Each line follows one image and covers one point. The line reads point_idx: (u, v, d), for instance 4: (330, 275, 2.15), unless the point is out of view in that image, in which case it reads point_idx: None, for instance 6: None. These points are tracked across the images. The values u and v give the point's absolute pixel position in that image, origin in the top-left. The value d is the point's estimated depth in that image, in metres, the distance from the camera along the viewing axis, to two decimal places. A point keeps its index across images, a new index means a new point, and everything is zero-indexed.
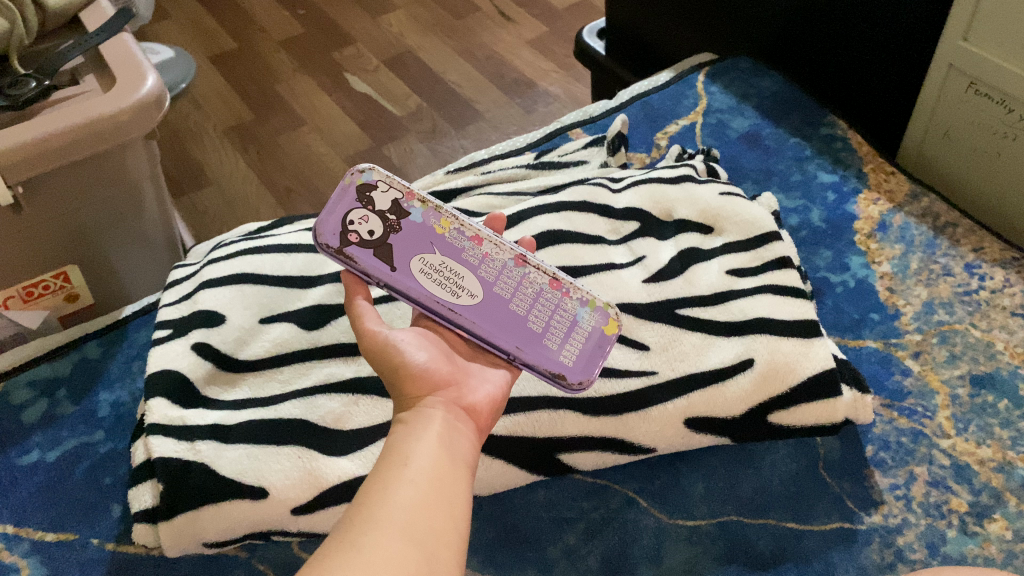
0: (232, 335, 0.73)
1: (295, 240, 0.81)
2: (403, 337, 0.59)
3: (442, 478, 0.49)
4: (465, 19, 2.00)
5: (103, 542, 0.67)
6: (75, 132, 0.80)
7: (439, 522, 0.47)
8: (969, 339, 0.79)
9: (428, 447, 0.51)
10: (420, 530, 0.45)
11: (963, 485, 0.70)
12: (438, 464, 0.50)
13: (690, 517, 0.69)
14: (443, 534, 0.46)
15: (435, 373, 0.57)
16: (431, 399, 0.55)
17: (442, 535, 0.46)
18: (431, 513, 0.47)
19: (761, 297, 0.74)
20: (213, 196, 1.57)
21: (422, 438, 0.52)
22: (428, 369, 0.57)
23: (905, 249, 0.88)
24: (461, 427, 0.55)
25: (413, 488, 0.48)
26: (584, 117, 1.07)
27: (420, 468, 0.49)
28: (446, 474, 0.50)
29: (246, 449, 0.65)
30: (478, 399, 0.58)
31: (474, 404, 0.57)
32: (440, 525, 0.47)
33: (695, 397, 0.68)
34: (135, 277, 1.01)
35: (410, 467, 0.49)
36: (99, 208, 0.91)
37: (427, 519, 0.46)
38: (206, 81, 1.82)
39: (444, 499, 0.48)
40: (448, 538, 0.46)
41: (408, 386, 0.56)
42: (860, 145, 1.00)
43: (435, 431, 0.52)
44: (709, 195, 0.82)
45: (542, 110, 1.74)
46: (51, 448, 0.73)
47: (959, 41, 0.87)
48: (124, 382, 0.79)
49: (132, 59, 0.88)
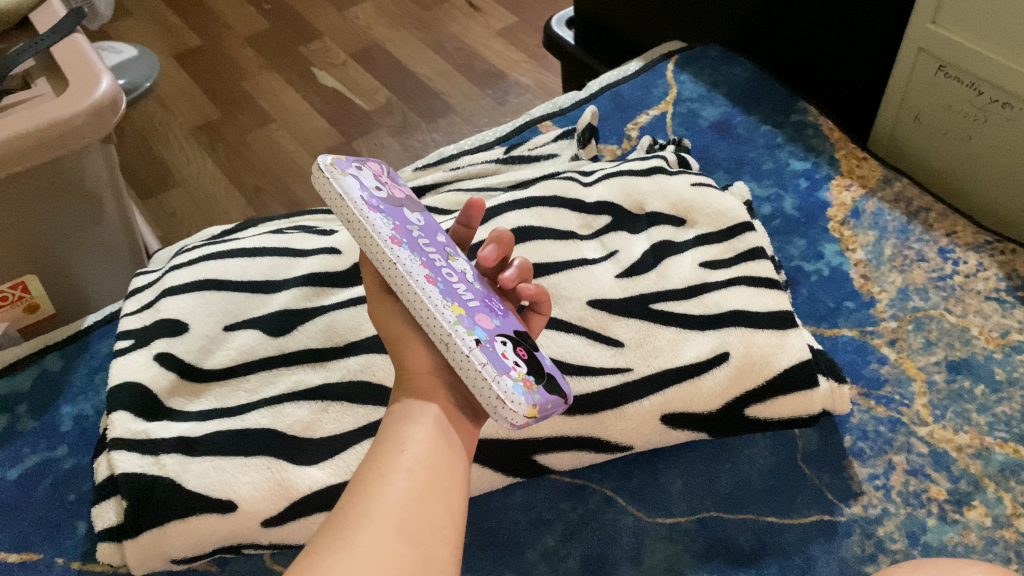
0: (196, 344, 0.71)
1: (258, 244, 0.79)
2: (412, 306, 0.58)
3: (438, 468, 0.48)
4: (433, 11, 1.97)
5: (68, 561, 0.65)
6: (28, 138, 0.77)
7: (434, 517, 0.45)
8: (945, 325, 0.79)
9: (424, 433, 0.50)
10: (416, 527, 0.44)
11: (941, 472, 0.69)
12: (434, 451, 0.49)
13: (669, 515, 0.68)
14: (440, 529, 0.45)
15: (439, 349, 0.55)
16: (433, 379, 0.54)
17: (438, 530, 0.45)
18: (427, 507, 0.46)
19: (734, 290, 0.73)
20: (181, 197, 1.54)
21: (418, 424, 0.50)
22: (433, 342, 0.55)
23: (878, 235, 0.87)
24: (455, 415, 0.53)
25: (408, 480, 0.46)
26: (554, 109, 1.05)
27: (416, 457, 0.48)
28: (443, 463, 0.49)
29: (213, 462, 0.63)
30: None
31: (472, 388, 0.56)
32: (437, 520, 0.45)
33: (671, 393, 0.67)
34: (98, 285, 0.99)
35: (406, 456, 0.48)
36: (56, 215, 0.88)
37: (423, 514, 0.45)
38: (170, 79, 1.79)
39: (440, 492, 0.47)
40: (445, 534, 0.45)
41: (410, 360, 0.54)
42: (832, 131, 0.99)
43: (431, 419, 0.51)
44: (681, 186, 0.81)
45: (513, 101, 1.72)
46: (12, 466, 0.71)
47: (928, 24, 0.87)
48: (88, 394, 0.76)
49: (86, 62, 0.85)
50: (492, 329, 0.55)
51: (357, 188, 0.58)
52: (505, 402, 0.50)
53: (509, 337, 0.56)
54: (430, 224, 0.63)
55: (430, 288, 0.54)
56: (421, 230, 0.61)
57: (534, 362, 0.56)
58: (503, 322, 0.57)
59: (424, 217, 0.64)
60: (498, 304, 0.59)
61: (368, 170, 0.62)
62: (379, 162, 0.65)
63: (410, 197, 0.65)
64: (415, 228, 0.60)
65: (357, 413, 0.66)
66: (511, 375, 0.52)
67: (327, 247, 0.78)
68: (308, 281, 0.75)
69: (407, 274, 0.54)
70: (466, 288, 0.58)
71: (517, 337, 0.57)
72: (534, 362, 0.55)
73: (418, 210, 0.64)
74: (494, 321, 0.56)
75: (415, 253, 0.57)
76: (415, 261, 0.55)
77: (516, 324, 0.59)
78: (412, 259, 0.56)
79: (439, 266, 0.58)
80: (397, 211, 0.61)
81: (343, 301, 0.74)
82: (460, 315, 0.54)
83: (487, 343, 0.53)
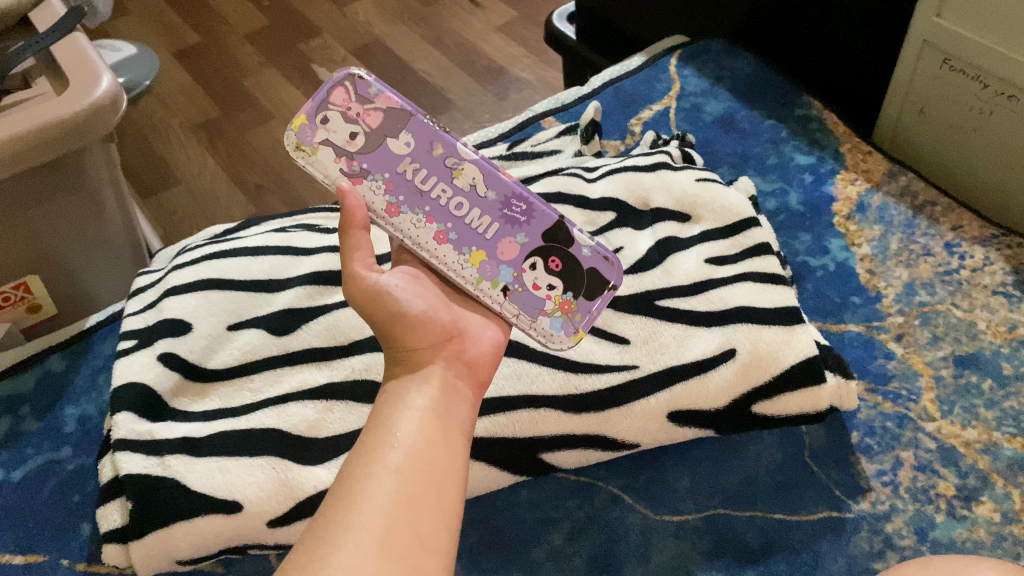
0: (199, 343, 0.70)
1: (262, 242, 0.78)
2: (393, 282, 0.57)
3: (429, 465, 0.47)
4: (434, 6, 1.96)
5: (73, 563, 0.65)
6: (30, 138, 0.77)
7: (422, 523, 0.44)
8: (951, 320, 0.78)
9: (417, 426, 0.49)
10: (400, 538, 0.43)
11: (950, 468, 0.69)
12: (426, 446, 0.48)
13: (676, 512, 0.68)
14: (428, 538, 0.44)
15: (436, 323, 0.56)
16: (432, 356, 0.55)
17: (426, 538, 0.44)
18: (414, 512, 0.44)
19: (740, 286, 0.72)
20: (181, 196, 1.53)
21: (411, 415, 0.50)
22: (428, 318, 0.56)
23: (884, 230, 0.87)
24: (454, 392, 0.54)
25: (396, 482, 0.45)
26: (556, 104, 1.05)
27: (406, 453, 0.47)
28: (435, 459, 0.48)
29: (218, 462, 0.62)
30: (478, 351, 0.58)
31: (474, 360, 0.58)
32: (425, 526, 0.44)
33: (678, 391, 0.67)
34: (101, 285, 0.99)
35: (395, 453, 0.47)
36: (58, 215, 0.88)
37: (410, 521, 0.44)
38: (169, 77, 1.78)
39: (429, 495, 0.46)
40: (432, 543, 0.44)
41: (407, 337, 0.55)
42: (836, 125, 0.98)
43: (428, 402, 0.51)
44: (685, 182, 0.80)
45: (515, 97, 1.72)
46: (15, 467, 0.70)
47: (933, 16, 0.86)
48: (91, 395, 0.76)
49: (86, 60, 0.85)
50: (517, 257, 0.63)
51: (334, 165, 0.63)
52: (549, 343, 0.62)
53: (538, 252, 0.63)
54: (424, 133, 0.65)
55: (444, 251, 0.62)
56: (413, 156, 0.64)
57: (571, 268, 0.64)
58: (528, 233, 0.64)
59: (415, 126, 0.65)
60: (518, 204, 0.64)
61: (335, 116, 0.64)
62: (346, 78, 0.65)
63: (392, 104, 0.65)
64: (406, 161, 0.64)
65: (363, 412, 0.66)
66: (547, 312, 0.63)
67: (330, 245, 0.78)
68: (312, 280, 0.75)
69: (417, 245, 0.62)
70: (481, 211, 0.64)
71: (546, 242, 0.64)
72: (570, 270, 0.64)
73: (405, 121, 0.65)
74: (519, 240, 0.64)
75: (415, 206, 0.63)
76: (418, 221, 0.63)
77: (544, 219, 0.64)
78: (415, 221, 0.63)
79: (443, 202, 0.64)
80: (382, 150, 0.64)
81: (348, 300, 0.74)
82: (480, 263, 0.62)
83: (516, 284, 0.62)
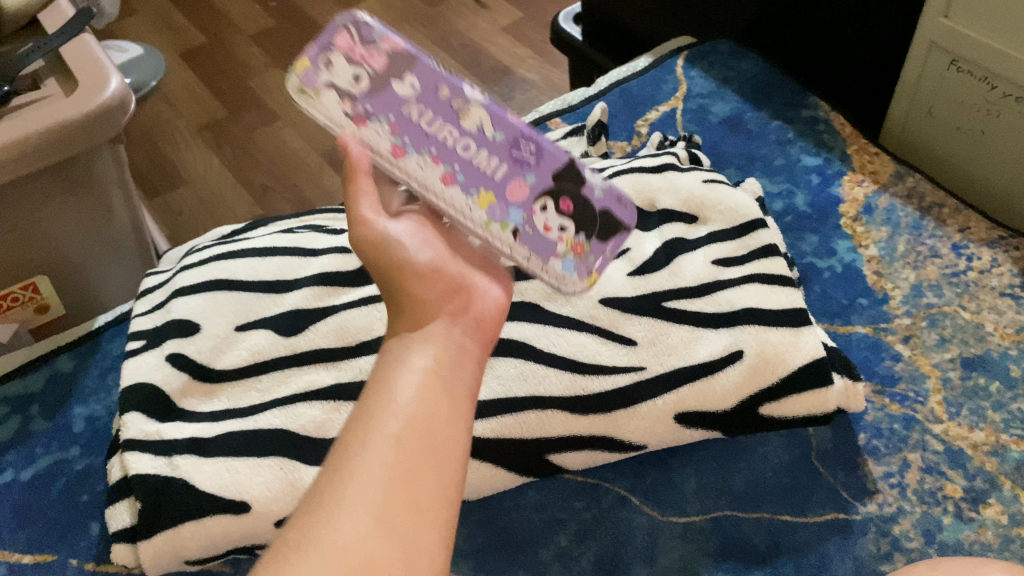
0: (207, 344, 0.71)
1: (269, 243, 0.78)
2: (399, 231, 0.55)
3: (431, 430, 0.43)
4: (440, 7, 1.97)
5: (82, 562, 0.65)
6: (38, 139, 0.77)
7: (423, 496, 0.40)
8: (959, 321, 0.78)
9: (418, 388, 0.45)
10: (398, 512, 0.39)
11: (957, 470, 0.69)
12: (428, 410, 0.44)
13: (683, 514, 0.68)
14: (429, 512, 0.40)
15: (441, 278, 0.54)
16: (435, 310, 0.51)
17: (428, 512, 0.40)
18: (415, 483, 0.40)
19: (747, 287, 0.72)
20: (188, 196, 1.54)
21: (411, 375, 0.46)
22: (436, 269, 0.54)
23: (891, 231, 0.87)
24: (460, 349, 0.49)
25: (394, 450, 0.41)
26: (563, 105, 1.05)
27: (405, 420, 0.43)
28: (438, 424, 0.43)
29: (226, 462, 0.63)
30: (485, 306, 0.55)
31: (482, 315, 0.54)
32: (427, 499, 0.40)
33: (684, 392, 0.67)
34: (109, 285, 0.99)
35: (393, 418, 0.43)
36: (67, 215, 0.88)
37: (410, 494, 0.40)
38: (176, 78, 1.78)
39: (432, 464, 0.42)
40: (433, 516, 0.40)
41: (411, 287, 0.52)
42: (843, 127, 0.98)
43: (431, 360, 0.47)
44: (692, 183, 0.80)
45: (520, 98, 1.72)
46: (25, 467, 0.71)
47: (940, 18, 0.86)
48: (99, 395, 0.76)
49: (94, 62, 0.85)
50: (527, 199, 0.64)
51: (337, 107, 0.62)
52: (563, 286, 0.66)
53: (548, 195, 0.65)
54: (428, 75, 0.64)
55: (455, 194, 0.61)
56: (419, 98, 0.63)
57: (580, 210, 0.66)
58: (537, 175, 0.65)
59: (419, 68, 0.64)
60: (526, 144, 0.64)
61: (336, 58, 0.63)
62: (348, 19, 0.63)
63: (394, 45, 0.64)
64: (412, 103, 0.63)
65: None
66: (559, 255, 0.65)
67: (338, 247, 0.78)
68: (319, 281, 0.74)
69: (426, 187, 0.60)
70: (489, 153, 0.64)
71: (556, 184, 0.65)
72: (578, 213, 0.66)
73: (409, 63, 0.64)
74: (528, 181, 0.64)
75: (423, 148, 0.62)
76: (426, 163, 0.62)
77: (553, 160, 0.65)
78: (422, 162, 0.61)
79: (451, 143, 0.63)
80: (387, 93, 0.63)
81: (355, 300, 0.73)
82: (490, 207, 0.62)
83: (527, 227, 0.63)
